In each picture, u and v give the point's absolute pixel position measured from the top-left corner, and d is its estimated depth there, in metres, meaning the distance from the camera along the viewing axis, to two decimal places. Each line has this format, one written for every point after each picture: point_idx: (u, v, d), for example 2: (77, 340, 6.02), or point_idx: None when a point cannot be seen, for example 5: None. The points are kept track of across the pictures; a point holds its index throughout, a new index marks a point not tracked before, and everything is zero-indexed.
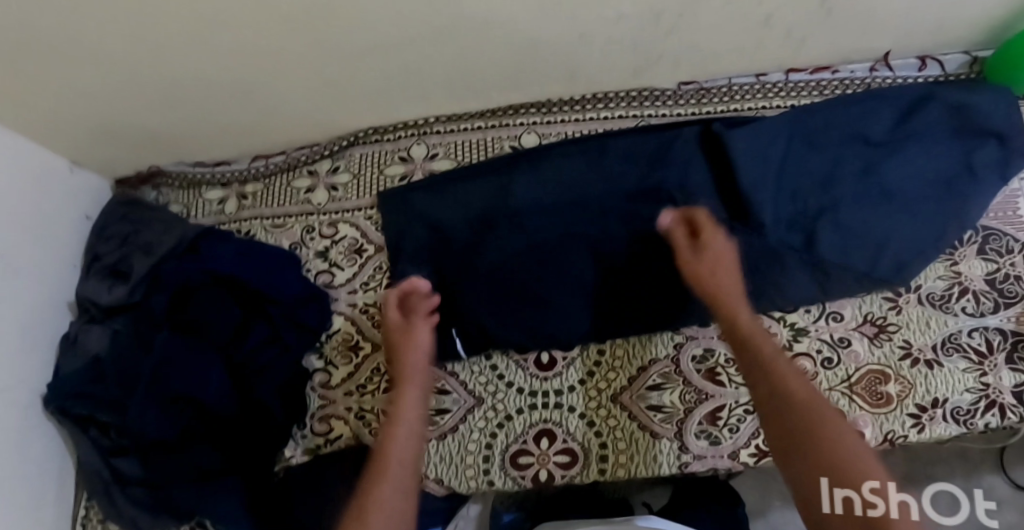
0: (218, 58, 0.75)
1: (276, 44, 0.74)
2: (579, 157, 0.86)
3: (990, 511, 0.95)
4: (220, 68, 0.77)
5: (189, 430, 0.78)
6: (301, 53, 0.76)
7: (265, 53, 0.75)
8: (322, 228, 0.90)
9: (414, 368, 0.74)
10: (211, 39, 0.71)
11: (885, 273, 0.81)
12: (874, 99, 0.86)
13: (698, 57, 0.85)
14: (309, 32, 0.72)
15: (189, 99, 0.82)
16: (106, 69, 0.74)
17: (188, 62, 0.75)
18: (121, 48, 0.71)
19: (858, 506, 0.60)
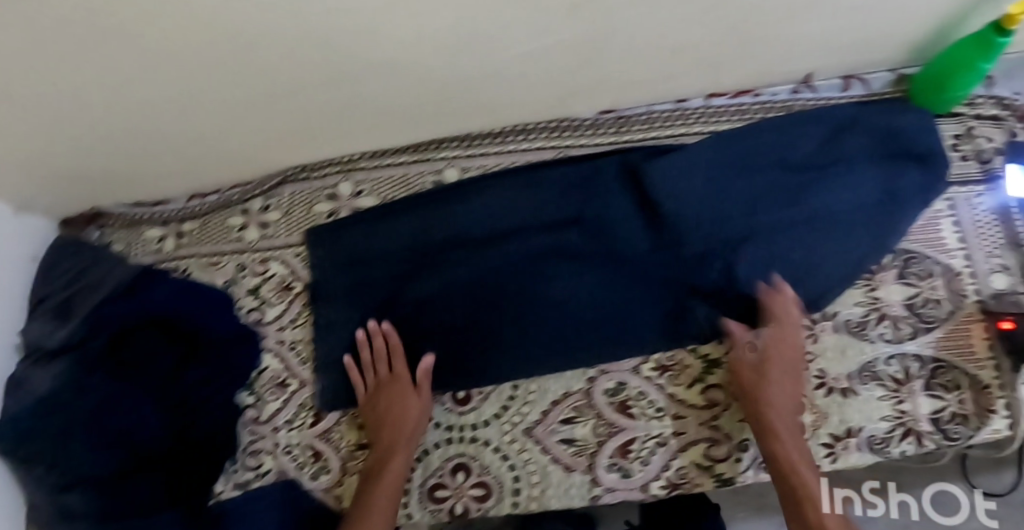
0: (131, 107, 0.77)
1: (185, 94, 0.75)
2: (497, 191, 0.87)
3: (991, 510, 0.88)
4: (136, 116, 0.79)
5: (130, 466, 0.82)
6: (212, 100, 0.77)
7: (176, 102, 0.77)
8: (254, 266, 0.92)
9: (394, 419, 0.79)
10: (119, 92, 0.73)
11: (802, 302, 0.81)
12: (795, 125, 0.86)
13: (614, 88, 0.85)
14: (213, 82, 0.74)
15: (116, 146, 0.85)
16: (25, 122, 0.77)
17: (104, 112, 0.77)
18: (34, 101, 0.73)
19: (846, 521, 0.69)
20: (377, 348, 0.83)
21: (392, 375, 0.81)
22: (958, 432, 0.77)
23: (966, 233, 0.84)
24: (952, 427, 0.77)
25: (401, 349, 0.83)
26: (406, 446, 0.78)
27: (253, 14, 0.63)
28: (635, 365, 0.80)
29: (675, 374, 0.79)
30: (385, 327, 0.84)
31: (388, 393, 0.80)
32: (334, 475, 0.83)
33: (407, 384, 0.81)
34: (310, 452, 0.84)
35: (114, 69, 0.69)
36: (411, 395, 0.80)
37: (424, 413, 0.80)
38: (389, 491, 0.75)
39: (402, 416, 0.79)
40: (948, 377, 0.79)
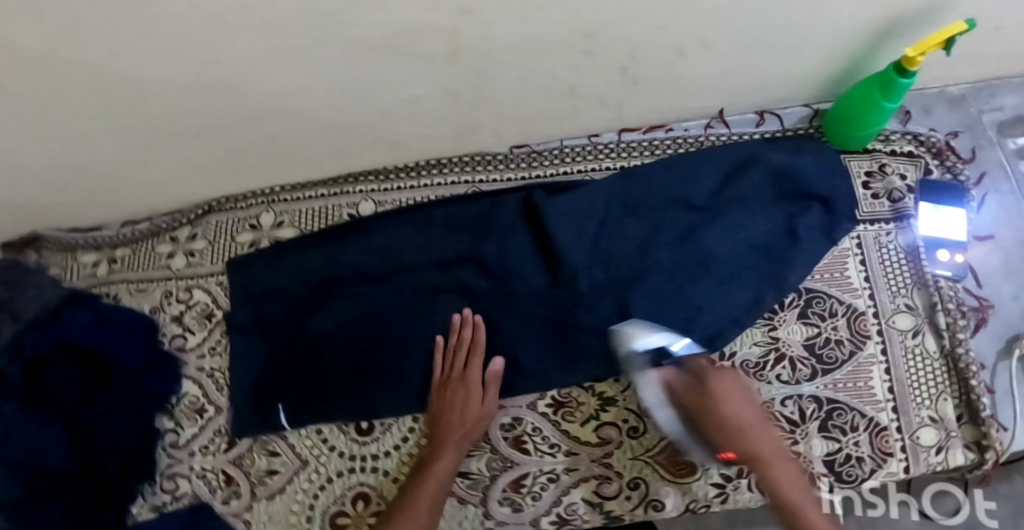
0: (42, 145, 0.80)
1: (92, 133, 0.78)
2: (408, 225, 0.89)
3: (991, 511, 0.78)
4: (49, 153, 0.82)
5: (37, 495, 0.80)
6: (127, 140, 0.80)
7: (85, 141, 0.80)
8: (179, 293, 0.95)
9: (459, 412, 0.78)
10: (26, 132, 0.76)
11: (695, 342, 0.81)
12: (696, 162, 0.86)
13: (520, 124, 0.87)
14: (118, 123, 0.76)
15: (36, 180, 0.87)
16: None
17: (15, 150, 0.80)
18: None
19: None
20: (463, 339, 0.83)
21: (465, 372, 0.81)
22: (852, 474, 0.77)
23: (872, 273, 0.83)
24: (845, 467, 0.77)
25: (480, 346, 0.82)
26: (462, 441, 0.77)
27: (141, 63, 0.65)
28: (533, 400, 0.82)
29: (569, 410, 0.81)
30: (476, 319, 0.83)
31: (455, 387, 0.80)
32: (243, 500, 0.85)
33: (476, 384, 0.80)
34: (222, 475, 0.87)
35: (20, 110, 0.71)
36: (479, 394, 0.79)
37: (488, 414, 0.79)
38: (442, 482, 0.74)
39: (464, 410, 0.78)
40: (845, 418, 0.78)
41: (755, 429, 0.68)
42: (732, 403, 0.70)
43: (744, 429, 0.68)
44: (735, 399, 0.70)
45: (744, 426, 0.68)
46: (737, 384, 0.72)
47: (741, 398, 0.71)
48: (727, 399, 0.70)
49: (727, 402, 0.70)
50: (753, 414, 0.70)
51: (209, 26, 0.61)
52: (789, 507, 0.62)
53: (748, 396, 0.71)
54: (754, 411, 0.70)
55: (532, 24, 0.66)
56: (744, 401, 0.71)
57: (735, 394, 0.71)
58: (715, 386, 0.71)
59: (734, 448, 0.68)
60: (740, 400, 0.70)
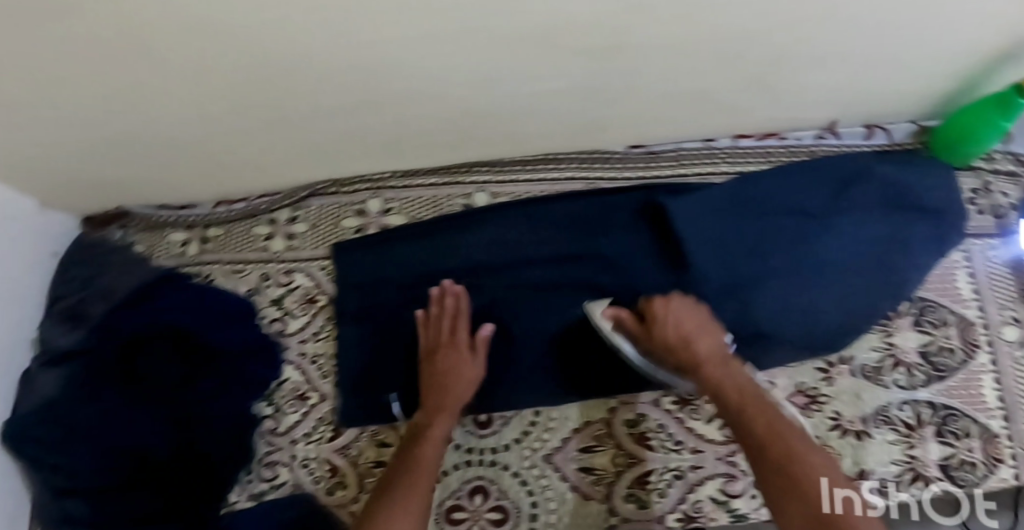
0: (168, 119, 0.77)
1: (222, 110, 0.76)
2: (525, 218, 0.90)
3: (991, 510, 0.81)
4: (169, 128, 0.79)
5: (136, 475, 0.82)
6: (255, 119, 0.79)
7: (214, 117, 0.77)
8: (279, 276, 0.93)
9: (450, 379, 0.79)
10: (157, 105, 0.74)
11: (815, 344, 0.83)
12: (812, 170, 0.88)
13: (644, 124, 0.87)
14: (253, 102, 0.75)
15: (145, 153, 0.85)
16: (60, 127, 0.77)
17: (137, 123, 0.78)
18: (72, 111, 0.74)
19: (858, 506, 0.56)
20: (444, 307, 0.83)
21: (452, 338, 0.82)
22: (965, 479, 0.78)
23: (980, 284, 0.85)
24: (955, 472, 0.79)
25: (464, 314, 0.83)
26: (455, 407, 0.78)
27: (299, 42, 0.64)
28: (657, 397, 0.82)
29: (694, 409, 0.81)
30: (457, 289, 0.84)
31: (445, 353, 0.81)
32: (351, 491, 0.83)
33: (465, 348, 0.81)
34: (327, 465, 0.84)
35: (153, 82, 0.69)
36: (468, 361, 0.80)
37: (476, 377, 0.80)
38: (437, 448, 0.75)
39: (457, 378, 0.79)
40: (959, 424, 0.80)
41: (692, 340, 0.73)
42: (665, 320, 0.75)
43: (683, 341, 0.73)
44: (672, 319, 0.75)
45: (683, 339, 0.73)
46: (691, 310, 0.76)
47: (674, 316, 0.75)
48: (668, 318, 0.75)
49: (672, 325, 0.74)
50: (689, 329, 0.74)
51: (384, 11, 0.59)
52: (737, 412, 0.65)
53: (690, 314, 0.75)
54: (695, 323, 0.75)
55: (693, 27, 0.66)
56: (682, 323, 0.74)
57: (677, 315, 0.75)
58: (648, 309, 0.76)
59: (687, 363, 0.72)
60: (682, 321, 0.75)
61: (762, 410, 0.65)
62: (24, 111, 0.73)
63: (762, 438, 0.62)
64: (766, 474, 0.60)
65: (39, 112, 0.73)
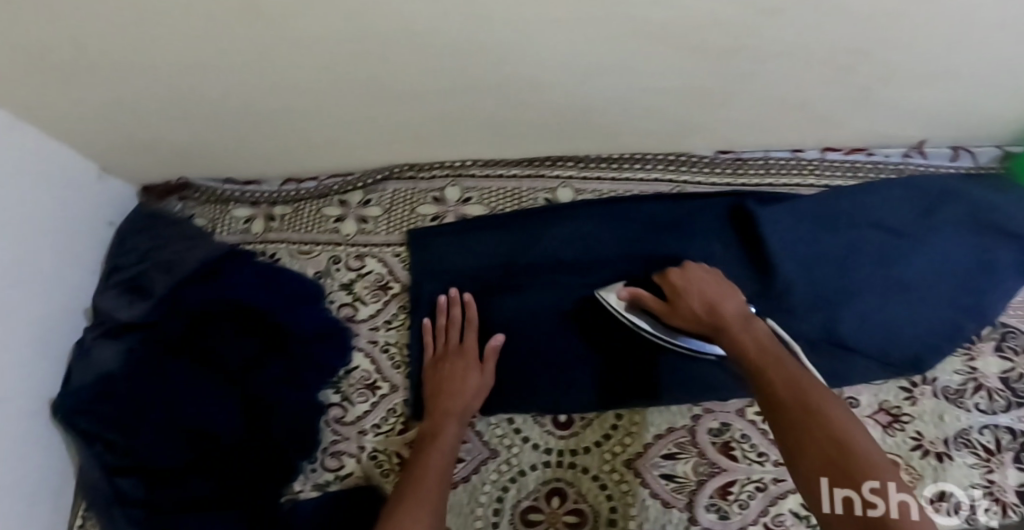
0: (261, 86, 0.75)
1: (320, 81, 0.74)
2: (610, 216, 0.88)
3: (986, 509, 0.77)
4: (259, 96, 0.77)
5: (199, 457, 0.78)
6: (350, 94, 0.77)
7: (309, 88, 0.75)
8: (349, 260, 0.90)
9: (458, 385, 0.79)
10: (253, 71, 0.72)
11: (899, 363, 0.82)
12: (899, 188, 0.88)
13: (737, 130, 0.86)
14: (353, 75, 0.73)
15: (226, 122, 0.82)
16: (147, 88, 0.75)
17: (227, 88, 0.75)
18: (165, 71, 0.72)
19: (859, 506, 0.46)
20: (454, 318, 0.84)
21: (460, 346, 0.82)
22: None
23: None
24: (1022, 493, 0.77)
25: (474, 324, 0.83)
26: (461, 415, 0.78)
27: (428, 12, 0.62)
28: (742, 408, 0.80)
29: None
30: (464, 298, 0.85)
31: (452, 361, 0.81)
32: None
33: (473, 357, 0.81)
34: (396, 459, 0.81)
35: (261, 43, 0.67)
36: (476, 369, 0.81)
37: (484, 386, 0.80)
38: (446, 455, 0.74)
39: (464, 385, 0.79)
40: None
41: (717, 306, 0.72)
42: (686, 292, 0.76)
43: (708, 307, 0.73)
44: (692, 291, 0.75)
45: (707, 307, 0.73)
46: (718, 281, 0.76)
47: (693, 289, 0.75)
48: (689, 289, 0.76)
49: (695, 296, 0.75)
50: (714, 296, 0.74)
51: None
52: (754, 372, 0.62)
53: (716, 284, 0.75)
54: (721, 292, 0.74)
55: (819, 30, 0.66)
56: (701, 290, 0.75)
57: (698, 287, 0.75)
58: (669, 284, 0.77)
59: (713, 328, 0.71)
60: (705, 291, 0.75)
61: (788, 370, 0.60)
62: (118, 66, 0.70)
63: (774, 399, 0.57)
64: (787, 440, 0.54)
65: (135, 68, 0.71)
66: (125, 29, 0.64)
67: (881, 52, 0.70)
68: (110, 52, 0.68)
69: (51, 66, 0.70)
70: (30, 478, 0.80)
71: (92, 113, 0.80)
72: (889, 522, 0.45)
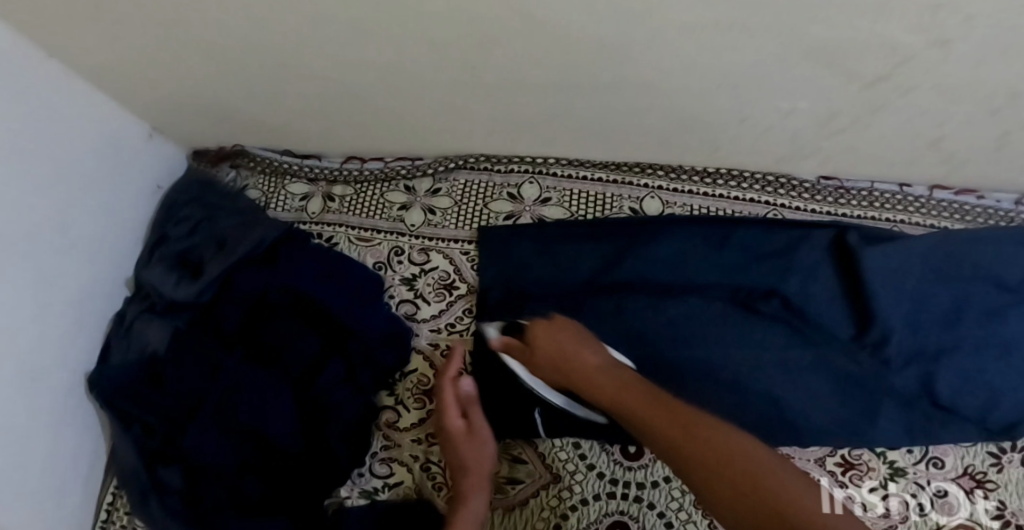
0: (359, 63, 0.70)
1: (423, 62, 0.69)
2: (701, 235, 0.83)
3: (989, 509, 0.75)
4: (352, 73, 0.72)
5: (248, 455, 0.73)
6: (451, 79, 0.71)
7: (408, 69, 0.70)
8: (411, 253, 0.85)
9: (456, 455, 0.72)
10: (354, 45, 0.66)
11: (993, 427, 0.77)
12: (1014, 243, 0.81)
13: (844, 158, 0.81)
14: (462, 61, 0.68)
15: (305, 94, 0.77)
16: (230, 52, 0.69)
17: (318, 61, 0.70)
18: (256, 36, 0.66)
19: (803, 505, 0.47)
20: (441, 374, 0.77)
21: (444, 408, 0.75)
22: None
23: None
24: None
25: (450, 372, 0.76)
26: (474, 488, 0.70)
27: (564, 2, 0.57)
28: (820, 456, 0.78)
29: (858, 474, 0.77)
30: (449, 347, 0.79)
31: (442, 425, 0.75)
32: None
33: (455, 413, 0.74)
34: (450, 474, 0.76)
35: (372, 16, 0.61)
36: (466, 430, 0.73)
37: (483, 438, 0.73)
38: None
39: (460, 451, 0.72)
40: None
41: (571, 360, 0.67)
42: (544, 344, 0.69)
43: (565, 362, 0.67)
44: (552, 341, 0.69)
45: (561, 361, 0.67)
46: (572, 332, 0.71)
47: (552, 340, 0.70)
48: (547, 340, 0.70)
49: (552, 347, 0.69)
50: (569, 348, 0.68)
51: None
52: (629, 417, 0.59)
53: (576, 337, 0.69)
54: (580, 345, 0.68)
55: (978, 68, 0.61)
56: (563, 339, 0.69)
57: (556, 338, 0.69)
58: (532, 335, 0.71)
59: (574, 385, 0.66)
60: (564, 343, 0.69)
61: (650, 402, 0.59)
62: (209, 25, 0.65)
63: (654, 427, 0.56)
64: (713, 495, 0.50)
65: (221, 28, 0.65)
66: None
67: None
68: (197, 7, 0.62)
69: (128, 15, 0.63)
70: (62, 454, 0.75)
71: (160, 70, 0.73)
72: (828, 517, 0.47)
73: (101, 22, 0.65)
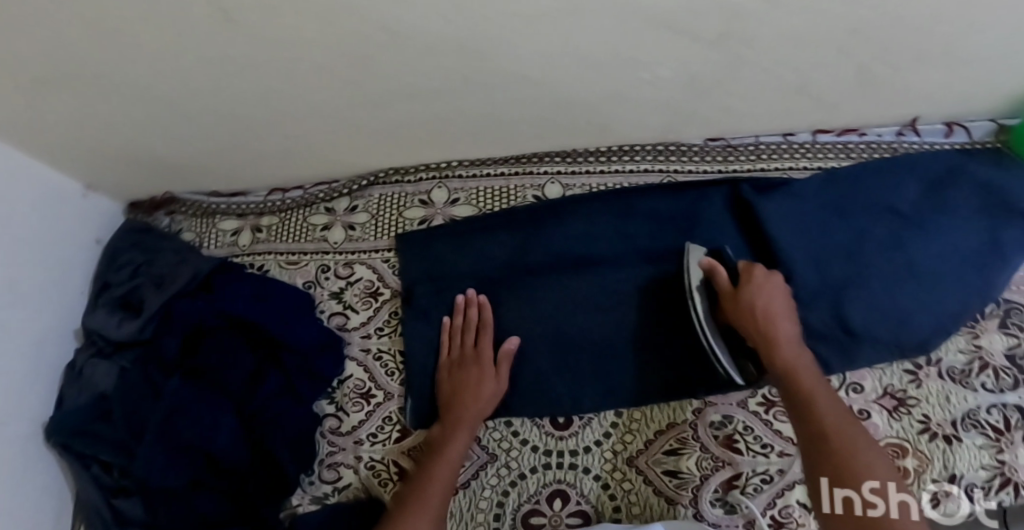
0: (255, 96, 0.76)
1: (311, 87, 0.75)
2: (603, 208, 0.88)
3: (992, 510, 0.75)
4: (252, 105, 0.78)
5: (197, 475, 0.77)
6: (342, 98, 0.77)
7: (300, 95, 0.76)
8: (338, 268, 0.90)
9: (471, 393, 0.77)
10: (244, 80, 0.73)
11: (906, 345, 0.81)
12: (901, 169, 0.87)
13: (725, 117, 0.86)
14: (345, 79, 0.74)
15: (217, 134, 0.83)
16: (137, 103, 0.75)
17: (216, 99, 0.76)
18: (154, 85, 0.72)
19: (858, 505, 0.56)
20: (469, 321, 0.82)
21: (476, 352, 0.80)
22: None
23: None
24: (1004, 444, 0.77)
25: (490, 327, 0.82)
26: (475, 422, 0.76)
27: (415, 10, 0.63)
28: (743, 398, 0.79)
29: None
30: (481, 300, 0.83)
31: (470, 368, 0.79)
32: None
33: (488, 363, 0.80)
34: (394, 468, 0.79)
35: (250, 53, 0.68)
36: (490, 376, 0.79)
37: (499, 392, 0.78)
38: (454, 467, 0.71)
39: (477, 392, 0.77)
40: None
41: (779, 327, 0.71)
42: (763, 292, 0.73)
43: (765, 321, 0.71)
44: (767, 296, 0.73)
45: (763, 318, 0.71)
46: (781, 287, 0.74)
47: (770, 298, 0.73)
48: (763, 293, 0.73)
49: (761, 302, 0.72)
50: (773, 311, 0.72)
51: None
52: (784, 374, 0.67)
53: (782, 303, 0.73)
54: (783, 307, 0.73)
55: (807, 11, 0.66)
56: (776, 297, 0.73)
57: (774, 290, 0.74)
58: (750, 276, 0.75)
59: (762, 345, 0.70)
60: (775, 303, 0.73)
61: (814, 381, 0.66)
62: (107, 81, 0.71)
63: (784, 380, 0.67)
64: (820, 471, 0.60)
65: (126, 81, 0.71)
66: (115, 40, 0.64)
67: (867, 32, 0.71)
68: (100, 65, 0.68)
69: (31, 82, 0.69)
70: (26, 505, 0.79)
71: (80, 130, 0.80)
72: (889, 521, 0.55)
73: (10, 95, 0.71)
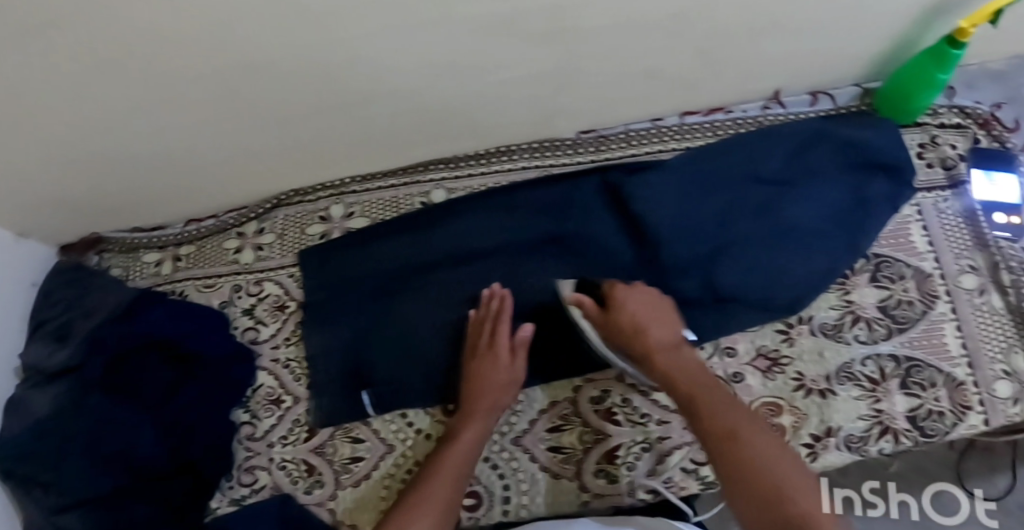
0: (141, 141, 0.82)
1: (188, 128, 0.81)
2: (484, 208, 0.93)
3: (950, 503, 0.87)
4: (143, 149, 0.84)
5: (122, 482, 0.84)
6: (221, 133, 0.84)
7: (182, 136, 0.83)
8: (248, 287, 0.97)
9: (483, 383, 0.80)
10: (125, 128, 0.79)
11: (777, 306, 0.84)
12: (765, 139, 0.90)
13: (588, 109, 0.91)
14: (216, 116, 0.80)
15: (119, 177, 0.90)
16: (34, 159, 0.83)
17: (106, 148, 0.83)
18: (43, 142, 0.79)
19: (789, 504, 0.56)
20: (489, 311, 0.84)
21: (491, 341, 0.82)
22: (933, 429, 0.77)
23: (933, 235, 0.86)
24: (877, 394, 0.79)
25: (507, 315, 0.83)
26: (487, 413, 0.79)
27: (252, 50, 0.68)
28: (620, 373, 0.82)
29: None
30: (502, 292, 0.85)
31: (480, 359, 0.82)
32: (327, 489, 0.85)
33: (502, 351, 0.81)
34: (304, 465, 0.87)
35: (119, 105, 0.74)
36: (505, 365, 0.81)
37: (516, 377, 0.81)
38: (462, 454, 0.75)
39: (484, 382, 0.80)
40: (924, 375, 0.79)
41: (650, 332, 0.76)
42: (628, 305, 0.78)
43: (634, 334, 0.76)
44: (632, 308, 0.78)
45: (632, 331, 0.76)
46: (648, 297, 0.79)
47: (641, 307, 0.78)
48: (628, 305, 0.78)
49: (629, 318, 0.77)
50: (642, 322, 0.76)
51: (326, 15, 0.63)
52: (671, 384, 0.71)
53: (651, 309, 0.78)
54: (653, 313, 0.77)
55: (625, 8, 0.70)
56: (642, 305, 0.78)
57: (635, 303, 0.78)
58: (613, 293, 0.80)
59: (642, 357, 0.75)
60: (642, 311, 0.77)
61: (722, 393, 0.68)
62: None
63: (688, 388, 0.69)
64: (743, 502, 0.58)
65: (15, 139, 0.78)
66: None
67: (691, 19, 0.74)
68: None
69: None
70: None
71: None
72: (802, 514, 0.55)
73: None
